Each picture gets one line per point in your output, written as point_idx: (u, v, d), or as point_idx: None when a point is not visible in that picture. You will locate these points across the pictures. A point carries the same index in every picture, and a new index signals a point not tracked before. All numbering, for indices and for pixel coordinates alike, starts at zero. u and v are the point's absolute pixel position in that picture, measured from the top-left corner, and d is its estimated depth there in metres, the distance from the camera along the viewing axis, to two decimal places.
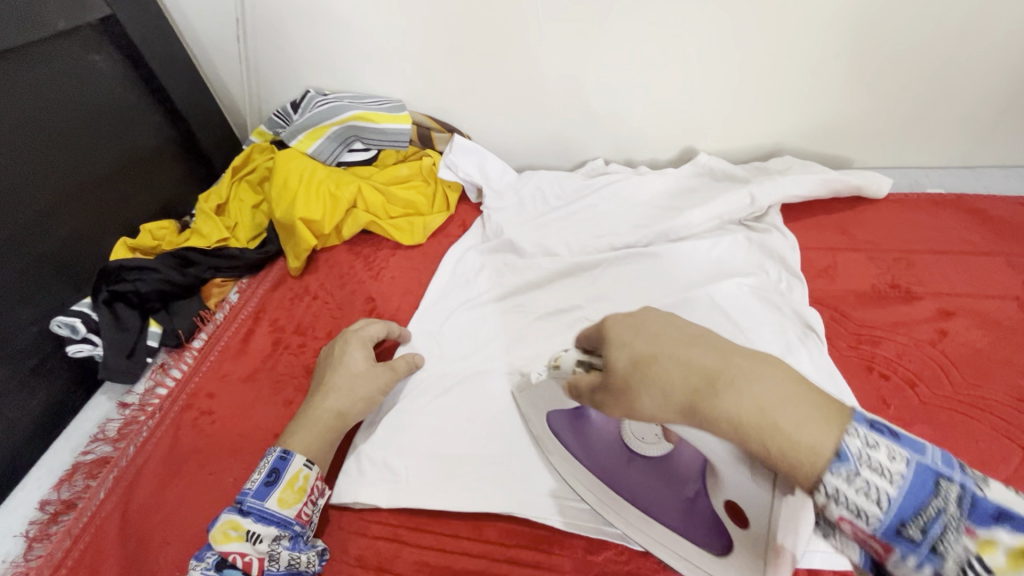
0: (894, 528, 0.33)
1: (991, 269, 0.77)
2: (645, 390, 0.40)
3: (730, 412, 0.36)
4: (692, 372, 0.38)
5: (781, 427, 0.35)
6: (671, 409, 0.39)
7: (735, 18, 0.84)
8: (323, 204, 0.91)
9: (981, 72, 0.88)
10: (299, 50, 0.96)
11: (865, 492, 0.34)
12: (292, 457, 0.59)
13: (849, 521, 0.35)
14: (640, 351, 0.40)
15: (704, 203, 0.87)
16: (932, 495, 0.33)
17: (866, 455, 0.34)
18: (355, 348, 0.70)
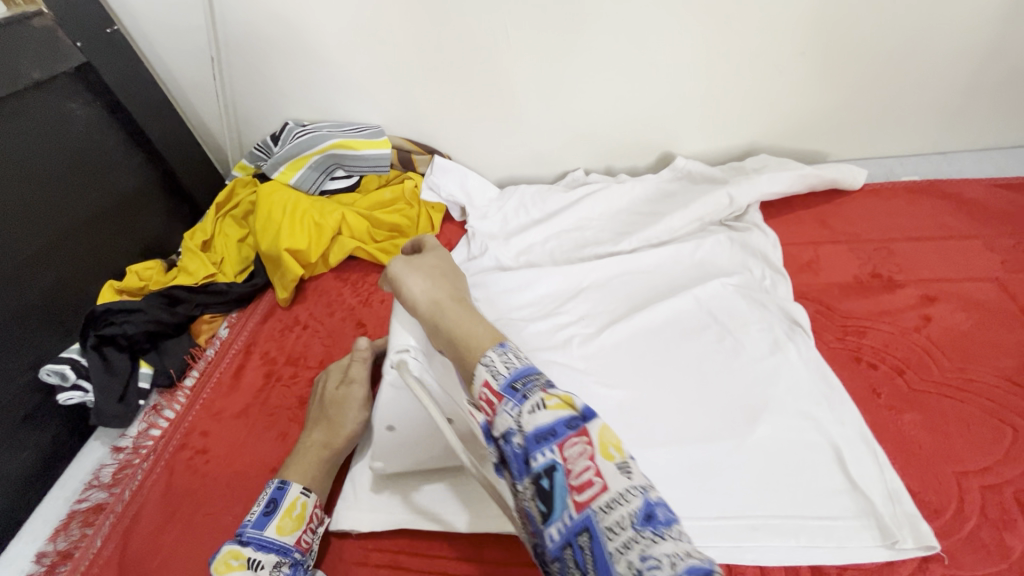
0: (532, 432, 0.42)
1: (970, 252, 0.78)
2: (416, 276, 0.61)
3: (447, 314, 0.57)
4: (443, 287, 0.61)
5: (455, 329, 0.55)
6: (424, 292, 0.60)
7: (698, 25, 0.87)
8: (307, 234, 0.91)
9: (941, 61, 0.90)
10: (276, 85, 0.97)
11: (524, 402, 0.44)
12: (289, 486, 0.60)
13: (487, 387, 0.47)
14: (429, 262, 0.64)
15: (684, 206, 0.88)
16: (556, 402, 0.43)
17: (502, 358, 0.48)
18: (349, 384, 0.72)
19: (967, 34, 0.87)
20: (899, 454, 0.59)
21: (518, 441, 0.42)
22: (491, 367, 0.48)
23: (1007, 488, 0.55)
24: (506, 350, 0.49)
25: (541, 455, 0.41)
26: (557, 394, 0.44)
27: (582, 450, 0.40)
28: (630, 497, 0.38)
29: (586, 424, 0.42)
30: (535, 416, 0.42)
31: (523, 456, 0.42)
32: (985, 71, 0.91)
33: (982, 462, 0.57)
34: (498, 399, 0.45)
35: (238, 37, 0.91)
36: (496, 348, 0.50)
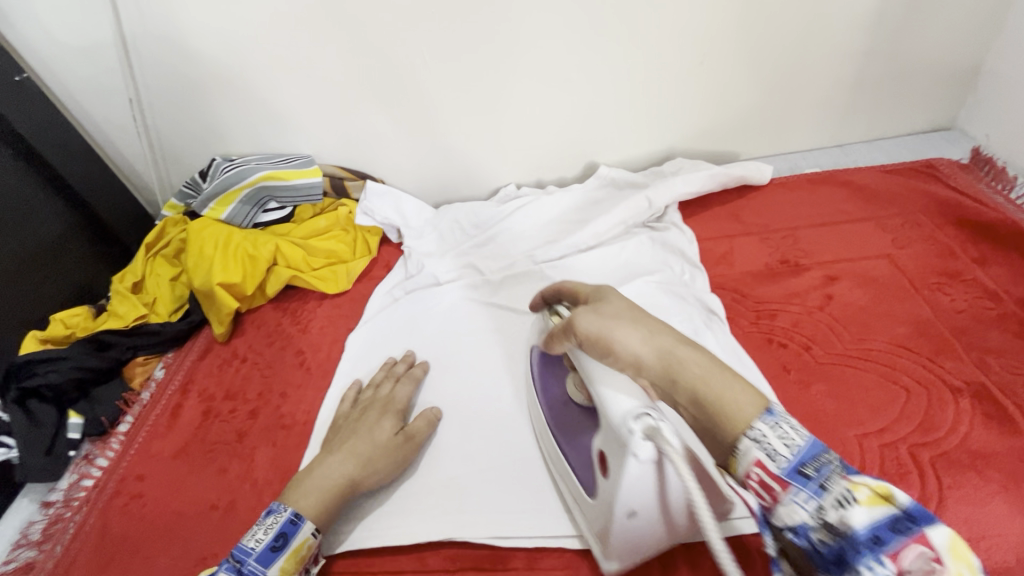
0: (856, 534, 0.37)
1: (864, 234, 0.85)
2: (624, 326, 0.51)
3: (685, 362, 0.48)
4: (663, 339, 0.50)
5: (701, 376, 0.47)
6: (646, 350, 0.50)
7: (601, 40, 0.93)
8: (241, 267, 0.91)
9: (825, 63, 0.99)
10: (200, 121, 0.98)
11: (826, 493, 0.40)
12: (302, 524, 0.57)
13: (764, 472, 0.42)
14: (620, 303, 0.54)
15: (608, 211, 0.92)
16: (868, 497, 0.39)
17: (769, 437, 0.43)
18: (389, 416, 0.69)
19: (843, 36, 0.96)
20: (809, 424, 0.64)
21: (821, 538, 0.39)
22: (766, 446, 0.42)
23: (902, 445, 0.60)
24: (778, 420, 0.43)
25: (868, 569, 0.36)
26: (865, 484, 0.39)
27: (927, 565, 0.36)
28: (885, 520, 0.38)
29: (924, 533, 0.37)
30: (850, 516, 0.38)
31: (835, 556, 0.38)
32: (865, 69, 1.00)
33: (880, 423, 0.62)
34: (781, 486, 0.41)
35: (156, 77, 0.92)
36: (764, 416, 0.44)
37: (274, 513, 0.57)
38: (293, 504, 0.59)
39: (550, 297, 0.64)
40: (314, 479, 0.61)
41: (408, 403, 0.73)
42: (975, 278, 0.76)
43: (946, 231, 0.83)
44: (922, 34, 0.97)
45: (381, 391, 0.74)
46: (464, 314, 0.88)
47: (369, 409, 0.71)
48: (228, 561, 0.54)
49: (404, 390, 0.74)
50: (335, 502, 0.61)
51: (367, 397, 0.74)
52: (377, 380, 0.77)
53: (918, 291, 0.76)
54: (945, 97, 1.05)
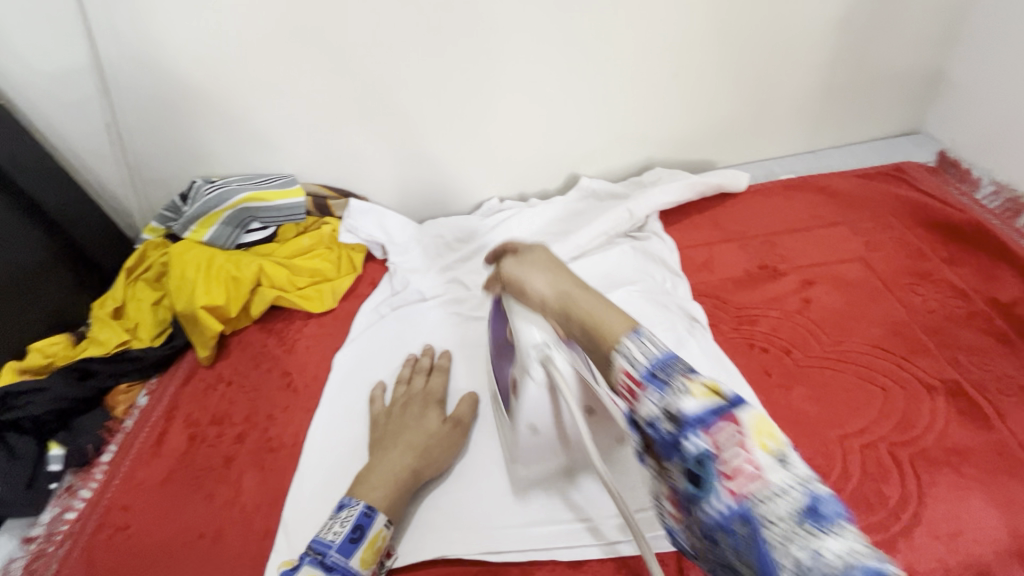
0: (682, 416, 0.41)
1: (839, 238, 0.87)
2: (535, 273, 0.62)
3: (580, 301, 0.56)
4: (565, 282, 0.60)
5: (591, 312, 0.54)
6: (547, 278, 0.61)
7: (576, 56, 0.95)
8: (224, 289, 0.90)
9: (794, 72, 1.02)
10: (179, 144, 0.97)
11: (668, 387, 0.43)
12: (375, 515, 0.59)
13: (630, 377, 0.46)
14: (541, 259, 0.64)
15: (590, 223, 0.93)
16: (702, 391, 0.42)
17: (633, 351, 0.47)
18: (432, 407, 0.73)
19: (809, 47, 0.99)
20: (792, 426, 0.65)
21: (666, 427, 0.42)
22: (629, 356, 0.47)
23: (881, 444, 0.62)
24: (642, 337, 0.48)
25: (689, 443, 0.40)
26: (758, 438, 0.40)
27: (734, 436, 0.39)
28: (790, 491, 0.37)
29: (737, 414, 0.41)
30: (681, 403, 0.42)
31: (673, 441, 0.41)
32: (832, 77, 1.03)
33: (860, 423, 0.64)
34: (684, 437, 0.41)
35: (133, 101, 0.92)
36: (630, 336, 0.48)
37: (346, 507, 0.60)
38: (363, 498, 0.62)
39: (499, 252, 0.74)
40: (379, 473, 0.64)
41: (444, 391, 0.77)
42: (945, 278, 0.78)
43: (916, 232, 0.86)
44: (884, 44, 1.00)
45: (415, 385, 0.77)
46: (451, 329, 0.88)
47: (410, 404, 0.74)
48: (310, 554, 0.55)
49: (439, 381, 0.78)
50: (401, 491, 0.64)
51: (402, 394, 0.76)
52: (405, 376, 0.79)
53: (891, 292, 0.78)
54: (909, 103, 1.08)
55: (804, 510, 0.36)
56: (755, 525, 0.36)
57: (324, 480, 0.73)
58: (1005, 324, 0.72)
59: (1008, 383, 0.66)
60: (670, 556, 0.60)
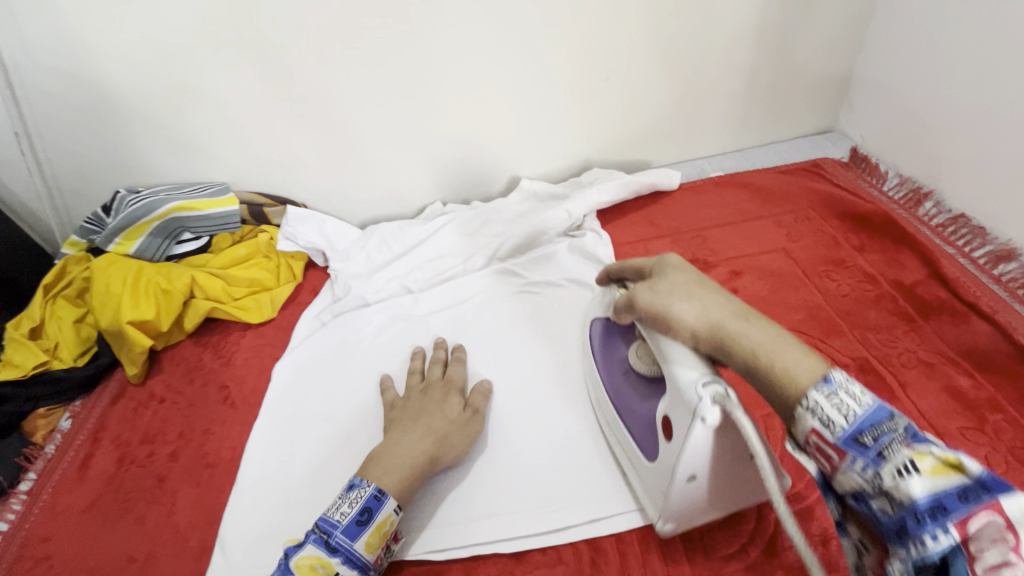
0: (915, 501, 0.39)
1: (763, 231, 0.93)
2: (680, 299, 0.52)
3: (742, 335, 0.49)
4: (729, 307, 0.51)
5: (761, 346, 0.48)
6: (719, 311, 0.51)
7: (511, 59, 0.97)
8: (154, 302, 0.86)
9: (719, 75, 1.07)
10: (101, 152, 0.93)
11: (885, 460, 0.41)
12: (386, 499, 0.57)
13: (822, 438, 0.44)
14: (702, 308, 0.51)
15: (531, 223, 0.96)
16: (932, 467, 0.39)
17: (841, 395, 0.43)
18: (453, 394, 0.70)
19: (732, 52, 1.04)
20: None
21: (881, 505, 0.41)
22: (819, 415, 0.44)
23: None
24: (835, 389, 0.44)
25: (929, 537, 0.38)
26: (931, 453, 0.40)
27: (1001, 535, 0.36)
28: (912, 479, 0.40)
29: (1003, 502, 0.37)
30: (909, 484, 0.39)
31: (896, 526, 0.40)
32: (754, 79, 1.09)
33: None
34: (840, 454, 0.43)
35: (46, 107, 0.88)
36: (825, 381, 0.45)
37: (357, 488, 0.58)
38: (375, 479, 0.59)
39: (613, 274, 0.66)
40: (393, 455, 0.61)
41: (463, 381, 0.74)
42: (856, 264, 0.84)
43: (832, 223, 0.92)
44: (800, 49, 1.07)
45: (432, 375, 0.74)
46: (394, 333, 0.87)
47: (429, 390, 0.71)
48: (316, 532, 0.55)
49: (459, 371, 0.75)
50: (415, 476, 0.61)
51: (417, 382, 0.74)
52: (418, 368, 0.76)
53: (810, 279, 0.83)
54: (825, 104, 1.16)
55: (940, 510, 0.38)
56: None
57: (262, 493, 0.70)
58: (908, 304, 0.78)
59: (910, 357, 0.72)
60: (608, 541, 0.61)
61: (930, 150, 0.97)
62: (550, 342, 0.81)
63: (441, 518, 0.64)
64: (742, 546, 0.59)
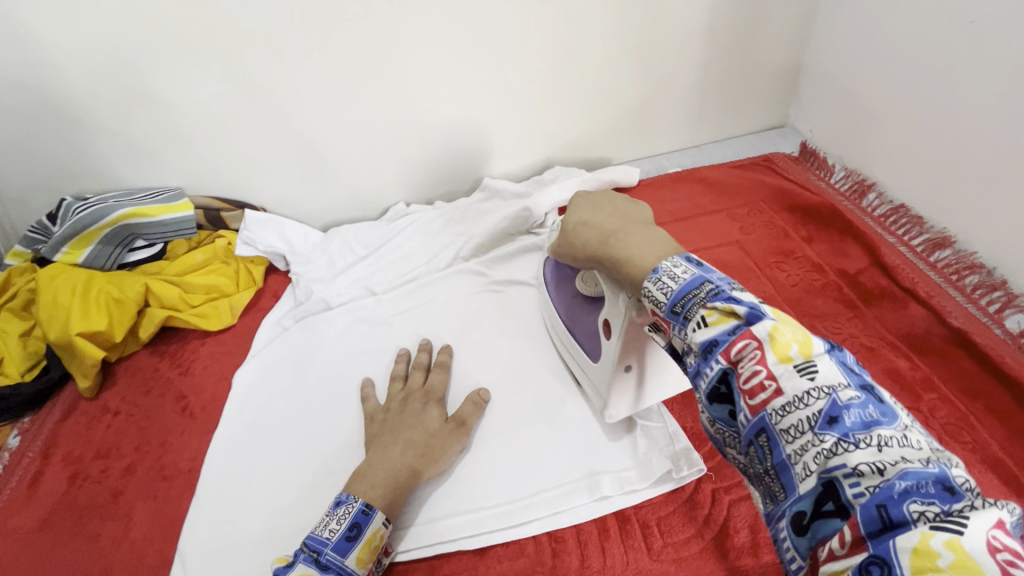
0: (702, 346, 0.42)
1: (718, 225, 0.95)
2: (572, 231, 0.62)
3: (613, 247, 0.55)
4: (607, 227, 0.59)
5: (625, 253, 0.53)
6: (610, 216, 0.60)
7: (469, 59, 0.97)
8: (106, 312, 0.84)
9: (674, 73, 1.10)
10: (44, 158, 0.90)
11: (688, 321, 0.43)
12: (374, 513, 0.58)
13: (657, 314, 0.47)
14: (585, 228, 0.60)
15: (493, 222, 0.96)
16: (717, 314, 0.42)
17: (665, 270, 0.47)
18: (434, 404, 0.70)
19: (685, 51, 1.07)
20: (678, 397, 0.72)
21: (693, 358, 0.43)
22: (650, 296, 0.47)
23: None
24: (659, 274, 0.47)
25: (712, 367, 0.41)
26: (717, 307, 0.42)
27: (753, 352, 0.39)
28: (812, 399, 0.37)
29: (756, 329, 0.40)
30: (700, 335, 0.42)
31: (695, 370, 0.42)
32: (708, 76, 1.12)
33: None
34: (666, 323, 0.46)
35: None
36: (675, 257, 0.48)
37: (344, 504, 0.58)
38: (361, 495, 0.59)
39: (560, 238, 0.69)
40: (378, 471, 0.61)
41: (444, 389, 0.74)
42: (805, 255, 0.88)
43: (782, 215, 0.96)
44: (753, 45, 1.10)
45: (414, 381, 0.74)
46: (358, 336, 0.86)
47: (410, 400, 0.71)
48: (305, 551, 0.54)
49: (439, 379, 0.75)
50: (400, 490, 0.61)
51: (399, 391, 0.74)
52: (401, 373, 0.76)
53: (760, 270, 0.87)
54: (777, 100, 1.20)
55: (822, 416, 0.36)
56: (769, 436, 0.38)
57: (223, 502, 0.69)
58: (852, 292, 0.82)
59: (853, 343, 0.76)
60: (569, 532, 0.63)
61: (873, 145, 1.02)
62: (515, 339, 0.82)
63: (405, 517, 0.64)
64: (696, 530, 0.61)
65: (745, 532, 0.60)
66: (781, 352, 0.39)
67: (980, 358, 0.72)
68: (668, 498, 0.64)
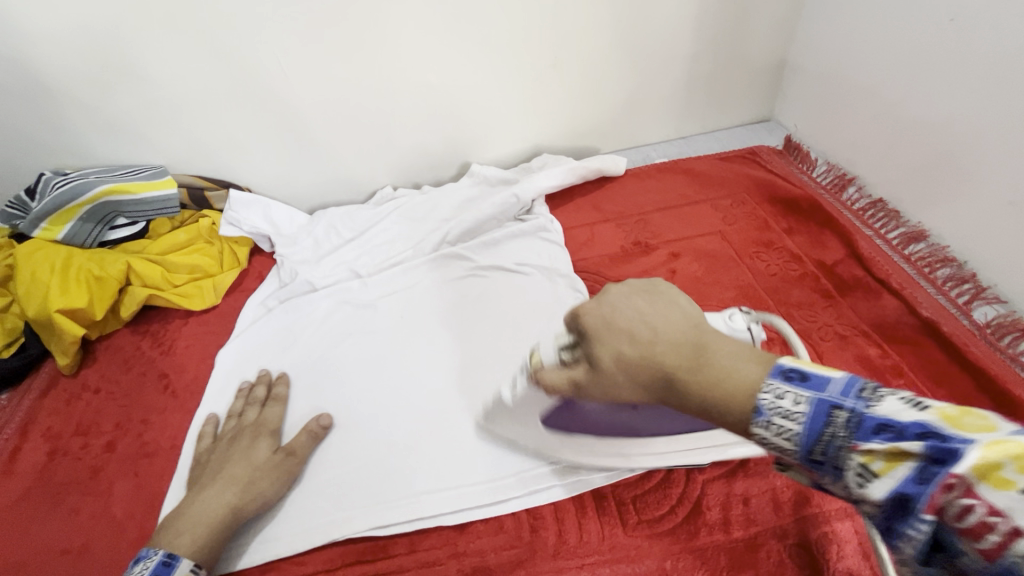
0: (880, 502, 0.33)
1: (702, 215, 0.97)
2: (607, 355, 0.47)
3: (692, 378, 0.42)
4: (672, 344, 0.44)
5: (713, 387, 0.41)
6: (666, 325, 0.45)
7: (458, 43, 0.96)
8: (86, 290, 0.83)
9: (663, 64, 1.10)
10: (22, 132, 0.89)
11: (844, 472, 0.35)
12: (177, 561, 0.56)
13: (786, 459, 0.39)
14: (617, 346, 0.46)
15: (480, 207, 0.97)
16: (883, 461, 0.33)
17: (773, 404, 0.38)
18: (264, 438, 0.69)
19: (674, 41, 1.08)
20: None
21: (870, 510, 0.35)
22: (771, 438, 0.38)
23: None
24: (778, 390, 0.38)
25: (911, 531, 0.32)
26: (877, 450, 0.34)
27: (960, 497, 0.30)
28: None
29: (955, 469, 0.30)
30: (870, 490, 0.34)
31: (884, 526, 0.34)
32: (696, 68, 1.13)
33: None
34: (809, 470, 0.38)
35: None
36: (776, 379, 0.39)
37: (143, 560, 0.56)
38: (166, 546, 0.58)
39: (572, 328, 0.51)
40: (190, 518, 0.60)
41: (280, 422, 0.73)
42: (785, 246, 0.90)
43: (764, 207, 0.97)
44: (740, 39, 1.11)
45: (248, 417, 0.72)
46: (343, 318, 0.87)
47: (238, 437, 0.70)
48: None
49: (274, 412, 0.73)
50: (215, 534, 0.60)
51: (231, 428, 0.72)
52: (236, 410, 0.74)
53: (741, 260, 0.89)
54: (763, 94, 1.21)
55: None
56: None
57: None
58: (829, 282, 0.84)
59: (829, 331, 0.78)
60: (547, 509, 0.64)
61: (854, 140, 1.04)
62: (499, 323, 0.83)
63: (231, 555, 0.63)
64: (670, 508, 0.63)
65: (717, 510, 0.62)
66: (1003, 481, 0.29)
67: (948, 347, 0.75)
68: (648, 476, 0.65)
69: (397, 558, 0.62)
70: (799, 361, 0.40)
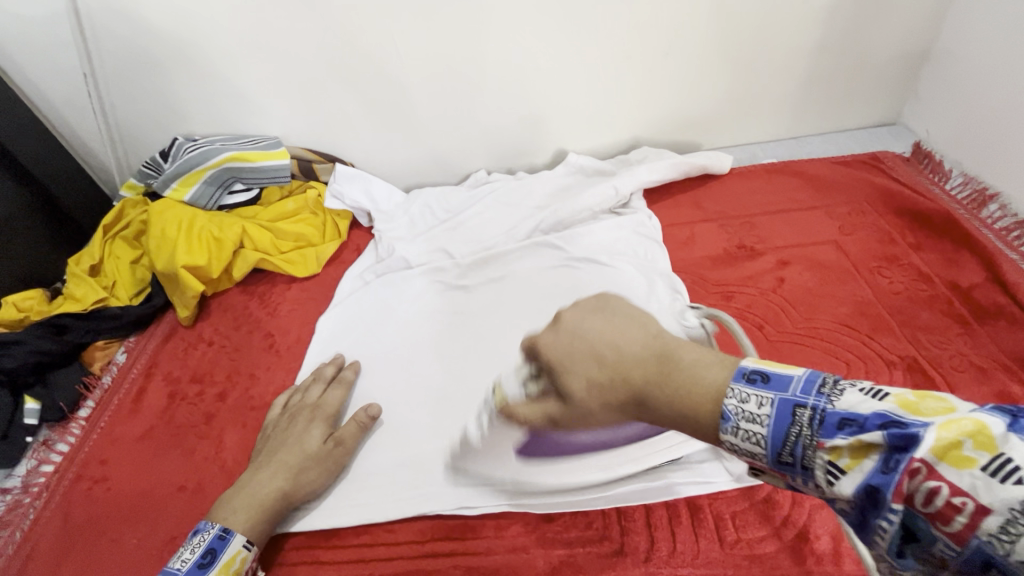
0: (851, 497, 0.34)
1: (815, 222, 0.90)
2: (575, 382, 0.45)
3: (660, 391, 0.41)
4: (635, 361, 0.42)
5: (683, 397, 0.40)
6: (628, 342, 0.43)
7: (569, 28, 0.94)
8: (207, 250, 0.89)
9: (783, 58, 1.03)
10: (160, 100, 0.96)
11: (813, 470, 0.35)
12: (231, 538, 0.59)
13: (758, 463, 0.39)
14: (585, 372, 0.44)
15: (577, 197, 0.95)
16: (849, 455, 0.34)
17: (738, 409, 0.37)
18: (318, 423, 0.69)
19: (798, 34, 1.00)
20: None
21: (844, 506, 0.35)
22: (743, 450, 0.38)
23: None
24: (739, 397, 0.37)
25: (883, 522, 0.33)
26: (842, 446, 0.34)
27: (927, 482, 0.32)
28: None
29: (916, 453, 0.32)
30: (842, 486, 0.34)
31: (856, 521, 0.35)
32: (820, 64, 1.05)
33: None
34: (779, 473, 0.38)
35: (113, 53, 0.91)
36: (736, 382, 0.38)
37: (201, 532, 0.58)
38: (222, 521, 0.60)
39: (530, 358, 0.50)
40: (243, 496, 0.62)
41: (339, 406, 0.73)
42: (911, 263, 0.82)
43: (888, 219, 0.89)
44: (872, 34, 1.02)
45: (310, 397, 0.73)
46: (435, 297, 0.88)
47: (297, 416, 0.71)
48: None
49: (334, 395, 0.74)
50: (268, 515, 0.62)
51: (295, 404, 0.74)
52: (304, 386, 0.76)
53: (860, 274, 0.82)
54: (892, 94, 1.10)
55: None
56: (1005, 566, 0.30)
57: None
58: (963, 306, 0.76)
59: (962, 360, 0.71)
60: (638, 512, 0.62)
61: (1003, 151, 0.93)
62: None
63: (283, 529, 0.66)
64: (773, 529, 0.59)
65: (826, 539, 0.58)
66: (961, 460, 0.31)
67: None
68: (745, 493, 0.62)
69: (485, 540, 0.63)
70: (761, 360, 0.39)
